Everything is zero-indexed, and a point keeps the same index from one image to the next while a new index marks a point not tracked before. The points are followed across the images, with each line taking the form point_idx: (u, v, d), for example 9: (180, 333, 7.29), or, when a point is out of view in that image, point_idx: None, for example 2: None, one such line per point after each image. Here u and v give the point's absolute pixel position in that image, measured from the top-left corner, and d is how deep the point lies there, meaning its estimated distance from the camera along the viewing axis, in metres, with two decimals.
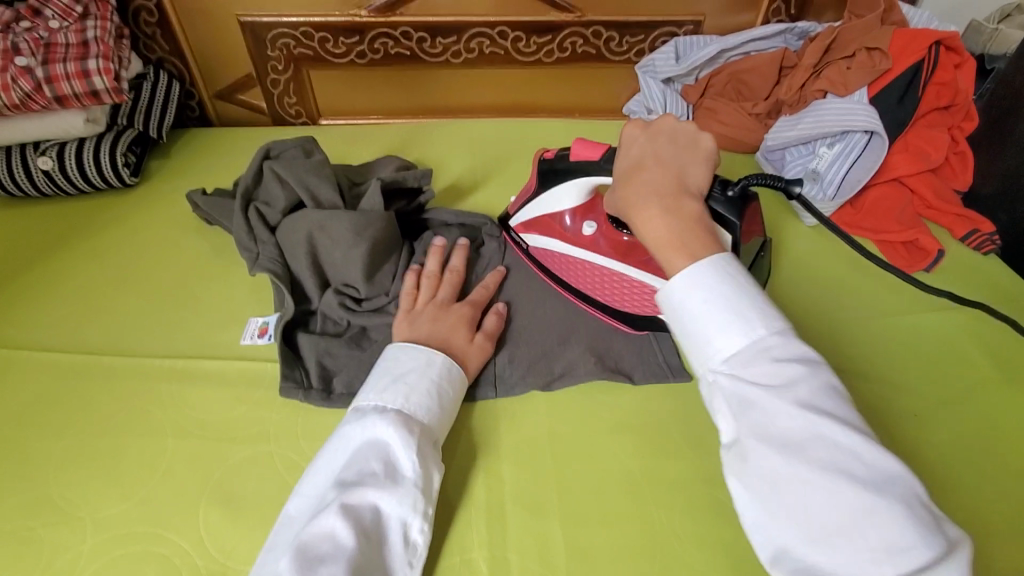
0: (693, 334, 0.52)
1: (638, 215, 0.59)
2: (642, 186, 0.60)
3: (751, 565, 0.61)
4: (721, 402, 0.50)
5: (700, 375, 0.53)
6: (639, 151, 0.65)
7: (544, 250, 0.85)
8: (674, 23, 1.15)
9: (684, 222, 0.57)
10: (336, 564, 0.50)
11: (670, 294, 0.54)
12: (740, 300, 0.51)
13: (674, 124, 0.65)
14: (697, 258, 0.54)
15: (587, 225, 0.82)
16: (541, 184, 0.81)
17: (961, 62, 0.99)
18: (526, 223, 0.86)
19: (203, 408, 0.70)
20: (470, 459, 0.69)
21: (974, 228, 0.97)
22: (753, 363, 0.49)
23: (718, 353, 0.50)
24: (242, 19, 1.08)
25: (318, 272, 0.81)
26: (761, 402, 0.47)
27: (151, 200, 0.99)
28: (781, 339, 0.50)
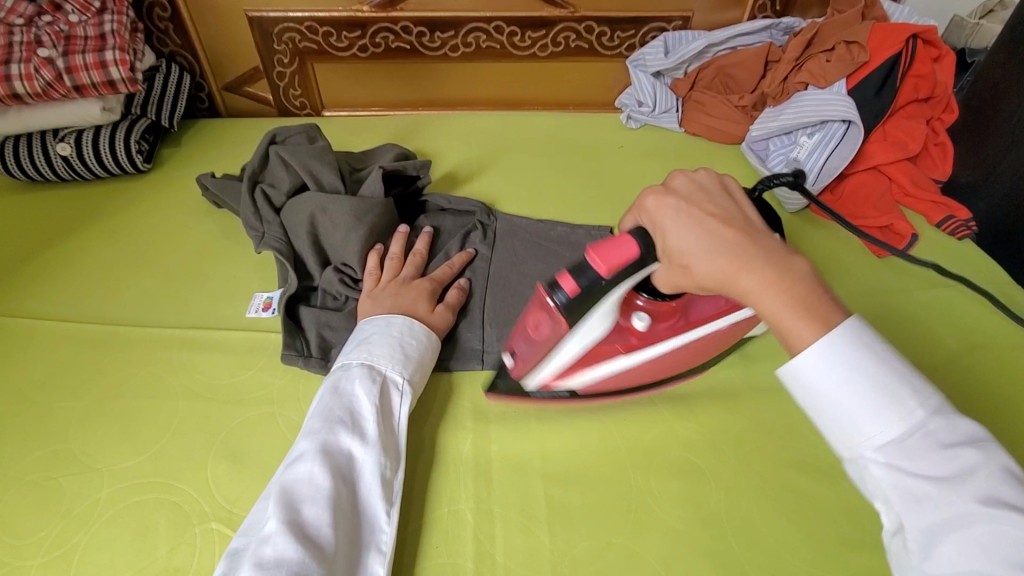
0: (833, 418, 0.47)
1: (746, 292, 0.50)
2: (730, 256, 0.51)
3: (719, 520, 0.65)
4: (879, 493, 0.45)
5: (847, 460, 0.47)
6: (687, 217, 0.54)
7: (589, 380, 0.70)
8: (664, 18, 1.20)
9: (798, 282, 0.49)
10: (317, 504, 0.56)
11: (802, 379, 0.48)
12: (889, 378, 0.46)
13: (693, 177, 0.57)
14: (828, 327, 0.47)
15: (640, 321, 0.66)
16: (573, 318, 0.60)
17: (940, 54, 1.03)
18: (555, 371, 0.68)
19: (211, 373, 0.76)
20: (459, 421, 0.73)
21: (950, 215, 1.01)
22: (917, 452, 0.43)
23: (871, 440, 0.45)
24: (251, 14, 1.13)
25: (318, 251, 0.85)
26: (931, 496, 0.42)
27: (162, 185, 1.05)
28: (943, 419, 0.44)
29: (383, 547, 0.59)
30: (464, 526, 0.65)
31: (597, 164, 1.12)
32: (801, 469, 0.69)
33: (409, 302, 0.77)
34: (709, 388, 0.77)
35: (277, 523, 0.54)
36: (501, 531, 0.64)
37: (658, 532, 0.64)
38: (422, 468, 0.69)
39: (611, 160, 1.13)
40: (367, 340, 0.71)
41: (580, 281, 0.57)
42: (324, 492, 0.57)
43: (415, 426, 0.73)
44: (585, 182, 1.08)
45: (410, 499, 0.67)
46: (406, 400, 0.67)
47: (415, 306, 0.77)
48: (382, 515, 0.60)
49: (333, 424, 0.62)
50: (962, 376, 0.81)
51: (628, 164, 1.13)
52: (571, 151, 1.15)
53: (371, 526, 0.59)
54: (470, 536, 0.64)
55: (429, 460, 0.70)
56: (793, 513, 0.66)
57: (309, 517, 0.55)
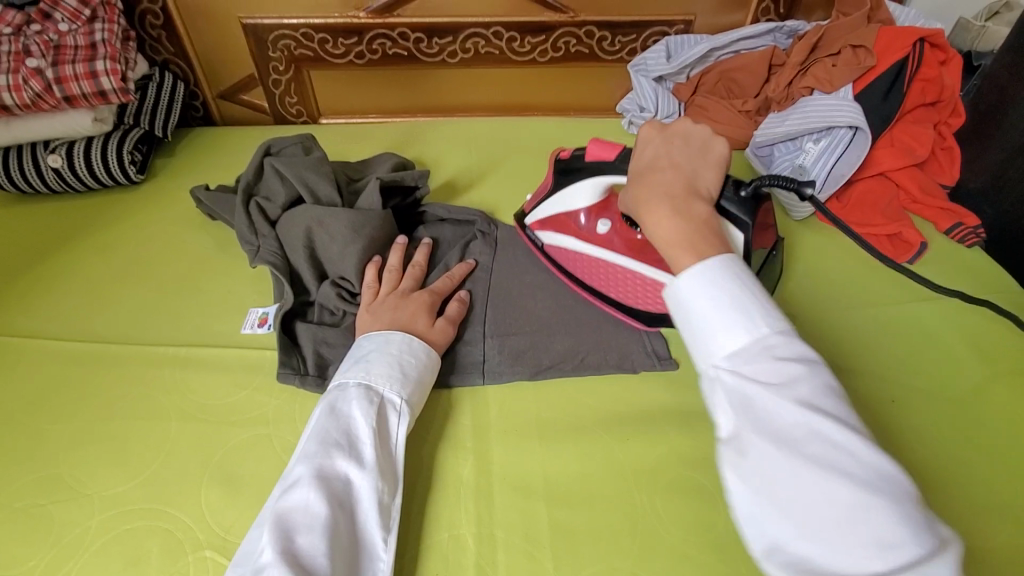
0: (695, 328, 0.51)
1: (650, 212, 0.60)
2: (653, 188, 0.61)
3: (729, 545, 0.63)
4: (719, 399, 0.48)
5: (701, 371, 0.51)
6: (654, 151, 0.67)
7: (559, 247, 0.86)
8: (665, 22, 1.18)
9: (694, 220, 0.58)
10: (313, 532, 0.54)
11: (679, 290, 0.53)
12: (745, 298, 0.50)
13: (690, 127, 0.67)
14: (705, 258, 0.53)
15: (602, 224, 0.83)
16: (556, 185, 0.84)
17: (947, 58, 1.01)
18: (542, 219, 0.88)
19: (204, 393, 0.74)
20: (459, 441, 0.72)
21: (958, 221, 0.99)
22: (755, 360, 0.47)
23: (721, 349, 0.49)
24: (245, 21, 1.11)
25: (315, 264, 0.83)
26: (760, 399, 0.45)
27: (156, 197, 1.03)
28: (784, 337, 0.48)
29: None
30: (465, 551, 0.63)
31: None
32: None
33: (405, 317, 0.75)
34: None
35: (271, 554, 0.52)
36: (503, 556, 0.62)
37: (666, 557, 0.62)
38: (421, 491, 0.67)
39: None
40: (364, 358, 0.69)
41: (574, 154, 0.81)
42: (319, 520, 0.55)
43: (414, 447, 0.71)
44: None
45: (409, 525, 0.65)
46: (404, 421, 0.65)
47: (414, 321, 0.75)
48: (380, 543, 0.58)
49: (329, 448, 0.60)
50: (973, 390, 0.79)
51: None
52: None
53: (367, 554, 0.57)
54: (472, 562, 0.62)
55: (429, 483, 0.68)
56: None
57: (304, 547, 0.54)
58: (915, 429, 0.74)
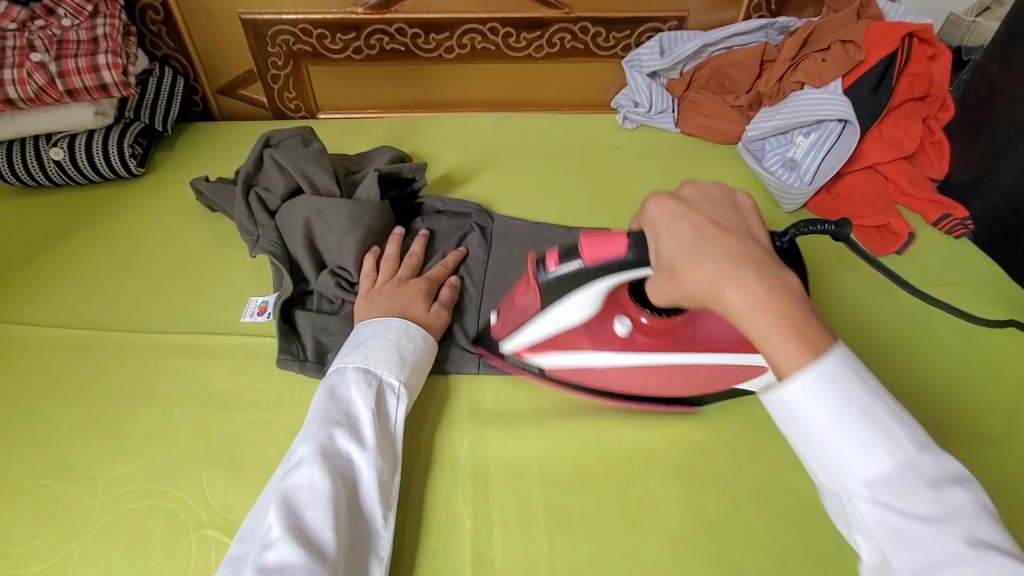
0: (821, 452, 0.44)
1: (736, 300, 0.45)
2: (723, 267, 0.46)
3: (718, 524, 0.65)
4: (870, 532, 0.43)
5: (831, 489, 0.45)
6: (686, 224, 0.50)
7: (567, 367, 0.72)
8: (659, 19, 1.19)
9: (790, 302, 0.45)
10: (318, 508, 0.56)
11: (788, 404, 0.44)
12: (882, 413, 0.42)
13: (703, 187, 0.53)
14: (821, 356, 0.43)
15: (618, 325, 0.67)
16: (548, 301, 0.64)
17: (936, 53, 1.03)
18: (529, 342, 0.71)
19: (205, 379, 0.75)
20: (456, 426, 0.73)
21: (946, 213, 1.01)
22: (907, 492, 0.41)
23: (861, 476, 0.42)
24: (244, 17, 1.12)
25: (314, 254, 0.85)
26: (922, 539, 0.40)
27: (156, 190, 1.04)
28: (930, 454, 0.42)
29: (381, 552, 0.58)
30: (462, 531, 0.64)
31: (593, 164, 1.12)
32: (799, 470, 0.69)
33: (402, 304, 0.77)
34: None
35: (279, 529, 0.53)
36: (500, 536, 0.64)
37: (658, 535, 0.64)
38: (419, 473, 0.69)
39: (608, 161, 1.13)
40: (363, 343, 0.71)
41: (560, 264, 0.61)
42: (323, 499, 0.56)
43: (411, 431, 0.72)
44: (581, 184, 1.08)
45: (406, 505, 0.66)
46: (403, 403, 0.67)
47: (412, 306, 0.77)
48: (380, 520, 0.60)
49: (329, 427, 0.61)
50: (958, 376, 0.80)
51: (625, 164, 1.12)
52: (566, 152, 1.14)
53: (369, 531, 0.59)
54: (468, 541, 0.63)
55: (426, 465, 0.70)
56: (794, 516, 0.66)
57: (310, 522, 0.55)
58: None
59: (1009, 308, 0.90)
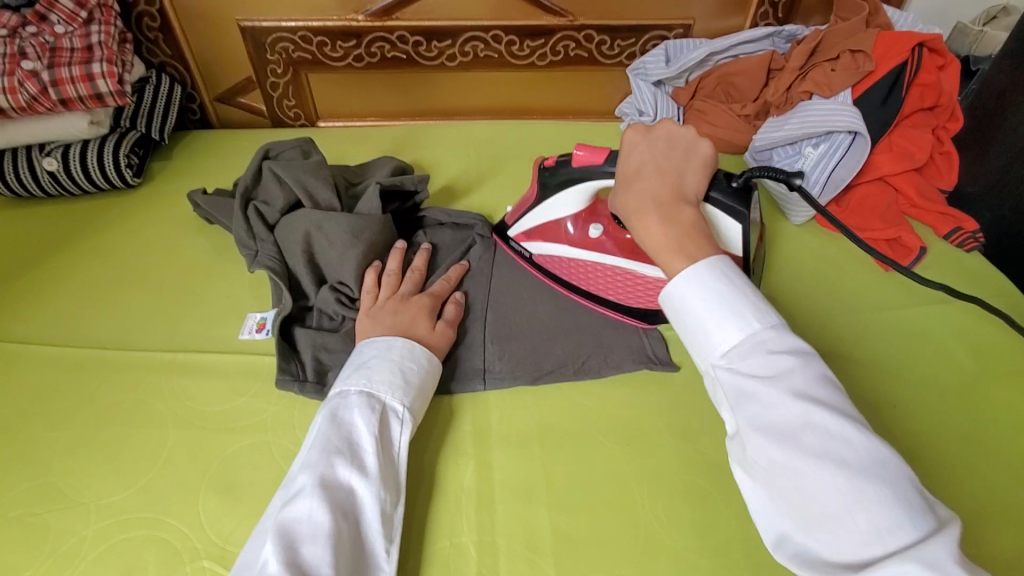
0: (693, 331, 0.55)
1: (641, 220, 0.62)
2: (642, 196, 0.63)
3: (732, 552, 0.63)
4: (723, 397, 0.52)
5: (703, 370, 0.55)
6: (640, 158, 0.67)
7: (550, 256, 0.87)
8: (665, 26, 1.18)
9: (682, 226, 0.60)
10: (317, 542, 0.54)
11: (673, 294, 0.56)
12: (737, 299, 0.53)
13: (673, 128, 0.68)
14: (696, 261, 0.57)
15: (594, 228, 0.84)
16: (543, 194, 0.83)
17: (945, 63, 1.01)
18: (526, 231, 0.88)
19: (202, 400, 0.73)
20: (459, 449, 0.71)
21: (958, 226, 1.00)
22: (749, 357, 0.51)
23: (717, 347, 0.53)
24: (242, 24, 1.10)
25: (314, 269, 0.83)
26: (757, 394, 0.49)
27: (152, 200, 1.02)
28: (775, 332, 0.52)
29: None
30: (467, 559, 0.62)
31: None
32: None
33: (405, 323, 0.75)
34: (719, 411, 0.75)
35: (277, 565, 0.51)
36: (505, 564, 0.62)
37: (669, 565, 0.62)
38: (423, 499, 0.67)
39: None
40: (365, 364, 0.69)
41: (555, 161, 0.80)
42: (322, 532, 0.54)
43: (415, 453, 0.70)
44: None
45: (409, 533, 0.64)
46: (406, 429, 0.65)
47: (416, 326, 0.75)
48: (381, 554, 0.57)
49: (330, 455, 0.59)
50: (974, 394, 0.78)
51: None
52: None
53: (370, 566, 0.57)
54: (473, 570, 0.61)
55: (430, 490, 0.68)
56: None
57: (308, 557, 0.53)
58: (918, 433, 0.74)
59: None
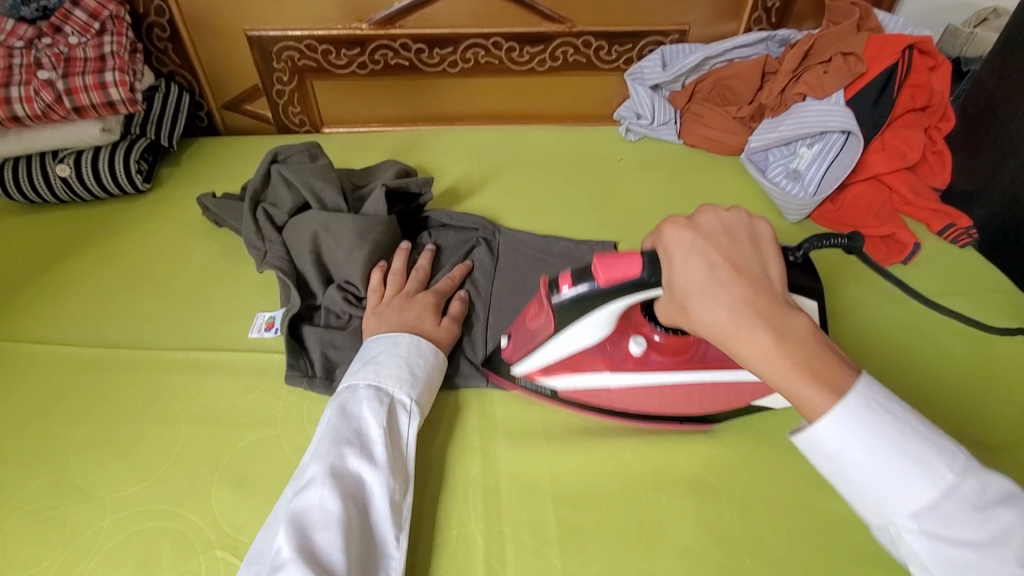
0: (867, 491, 0.45)
1: (749, 347, 0.47)
2: (738, 311, 0.47)
3: (733, 539, 0.64)
4: (920, 560, 0.45)
5: (880, 523, 0.47)
6: (700, 259, 0.50)
7: (581, 388, 0.72)
8: (661, 32, 1.20)
9: (808, 349, 0.46)
10: (328, 529, 0.55)
11: (822, 443, 0.45)
12: (918, 443, 0.44)
13: (721, 215, 0.52)
14: (841, 396, 0.45)
15: (635, 344, 0.69)
16: (562, 322, 0.65)
17: (936, 64, 1.03)
18: (543, 365, 0.71)
19: (214, 396, 0.75)
20: (465, 443, 0.72)
21: (951, 223, 1.01)
22: (954, 521, 0.42)
23: (905, 508, 0.44)
24: (249, 34, 1.13)
25: (321, 269, 0.85)
26: (974, 565, 0.42)
27: (162, 205, 1.04)
28: (974, 479, 0.43)
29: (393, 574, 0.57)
30: (474, 549, 0.64)
31: (598, 177, 1.12)
32: (814, 485, 0.69)
33: (410, 319, 0.76)
34: (718, 403, 0.76)
35: (290, 551, 0.53)
36: (512, 553, 0.63)
37: (672, 551, 0.63)
38: (431, 490, 0.68)
39: (612, 173, 1.13)
40: (373, 359, 0.70)
41: (576, 290, 0.61)
42: (332, 520, 0.56)
43: (423, 446, 0.72)
44: (586, 196, 1.08)
45: (419, 523, 0.66)
46: (414, 422, 0.66)
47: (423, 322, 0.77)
48: (390, 541, 0.59)
49: (339, 447, 0.61)
50: (970, 386, 0.80)
51: (629, 176, 1.13)
52: (570, 165, 1.15)
53: (380, 552, 0.58)
54: (481, 559, 0.63)
55: (437, 482, 0.69)
56: (810, 531, 0.65)
57: (319, 543, 0.54)
58: None
59: (1016, 317, 0.91)
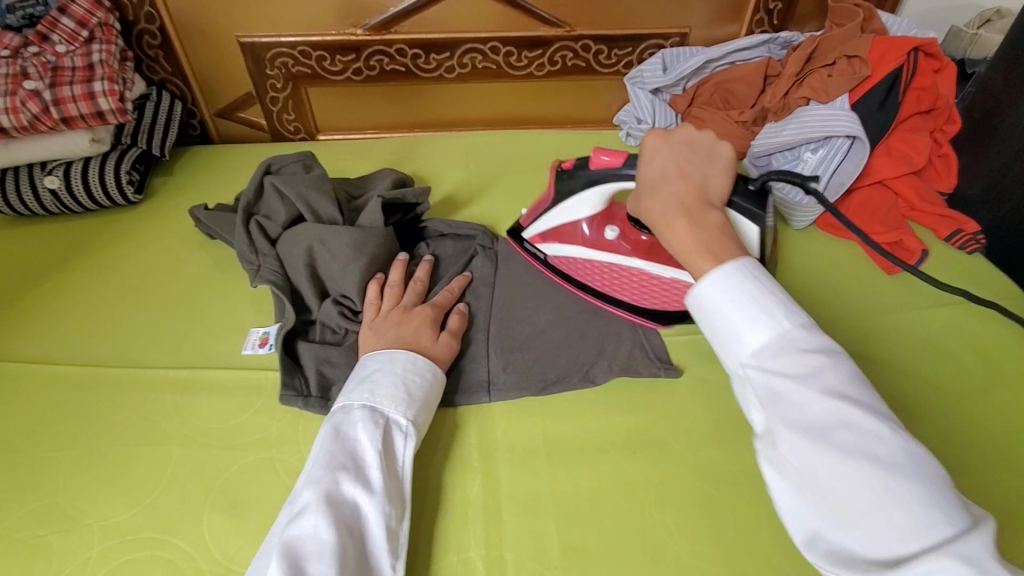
0: (718, 325, 0.53)
1: (669, 226, 0.61)
2: (668, 203, 0.62)
3: (743, 562, 0.62)
4: (753, 395, 0.49)
5: (730, 369, 0.53)
6: (661, 164, 0.66)
7: (566, 258, 0.87)
8: (661, 35, 1.18)
9: (708, 230, 0.59)
10: (321, 560, 0.53)
11: (701, 296, 0.54)
12: (767, 296, 0.51)
13: (694, 134, 0.66)
14: (725, 263, 0.55)
15: (609, 230, 0.85)
16: (561, 196, 0.83)
17: (941, 66, 1.02)
18: (542, 232, 0.88)
19: (206, 417, 0.73)
20: (464, 461, 0.71)
21: (958, 228, 1.00)
22: (780, 355, 0.49)
23: (747, 346, 0.51)
24: (242, 40, 1.11)
25: (317, 283, 0.83)
26: (789, 393, 0.47)
27: (153, 216, 1.02)
28: (806, 331, 0.50)
29: None
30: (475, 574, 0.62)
31: None
32: None
33: (407, 335, 0.74)
34: (725, 418, 0.74)
35: None
36: None
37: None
38: (430, 511, 0.66)
39: None
40: (368, 377, 0.68)
41: (574, 166, 0.80)
42: (325, 548, 0.54)
43: (421, 466, 0.70)
44: None
45: (418, 548, 0.64)
46: (411, 444, 0.65)
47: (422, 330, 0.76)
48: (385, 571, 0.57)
49: (333, 472, 0.59)
50: (983, 398, 0.78)
51: None
52: None
53: None
54: None
55: (436, 504, 0.67)
56: None
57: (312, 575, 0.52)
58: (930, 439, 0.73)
59: None
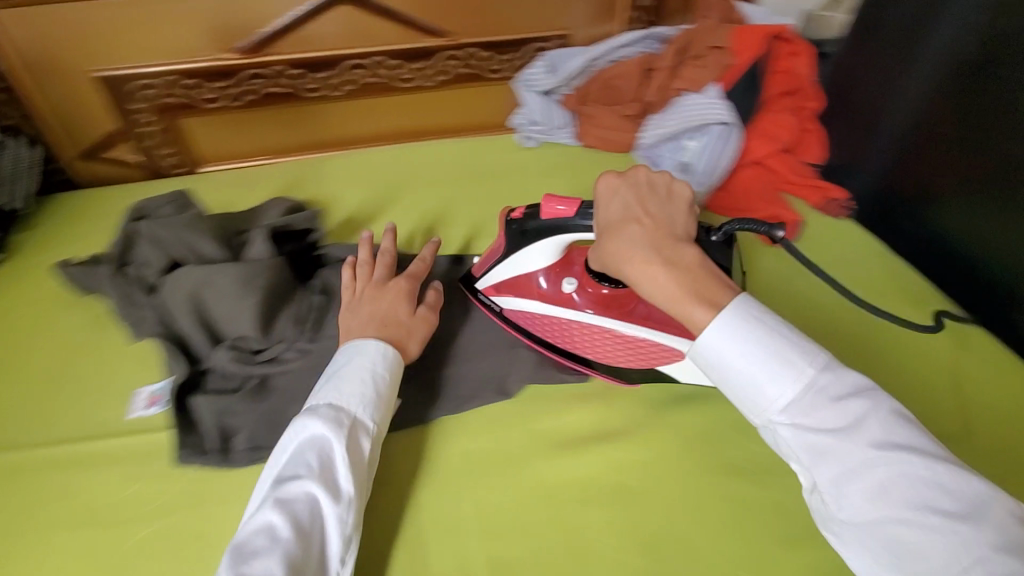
0: (737, 381, 0.53)
1: (638, 268, 0.57)
2: (634, 242, 0.58)
3: (662, 546, 0.65)
4: (793, 453, 0.51)
5: (760, 425, 0.54)
6: (621, 204, 0.62)
7: (518, 312, 0.81)
8: (542, 38, 1.21)
9: (687, 269, 0.56)
10: (270, 558, 0.50)
11: (707, 350, 0.54)
12: (781, 345, 0.52)
13: (650, 174, 0.64)
14: (719, 309, 0.54)
15: (568, 283, 0.78)
16: (514, 246, 0.76)
17: (796, 50, 1.09)
18: (495, 284, 0.82)
19: (93, 493, 0.67)
20: (383, 492, 0.69)
21: (826, 197, 1.08)
22: (812, 409, 0.50)
23: (774, 403, 0.51)
24: (99, 74, 1.03)
25: (205, 328, 0.78)
26: (832, 450, 0.49)
27: (16, 276, 0.93)
28: (833, 374, 0.51)
29: None
30: None
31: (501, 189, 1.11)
32: (734, 477, 0.70)
33: (379, 310, 0.72)
34: (636, 409, 0.77)
35: None
36: None
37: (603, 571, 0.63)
38: None
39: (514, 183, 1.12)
40: (337, 372, 0.66)
41: (528, 212, 0.73)
42: (283, 546, 0.51)
43: None
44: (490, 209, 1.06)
45: None
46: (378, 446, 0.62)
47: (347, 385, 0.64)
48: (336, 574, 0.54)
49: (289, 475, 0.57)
50: (864, 357, 0.85)
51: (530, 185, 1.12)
52: (472, 179, 1.13)
53: None
54: None
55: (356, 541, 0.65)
56: (734, 525, 0.66)
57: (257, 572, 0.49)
58: None
59: (897, 283, 0.97)
